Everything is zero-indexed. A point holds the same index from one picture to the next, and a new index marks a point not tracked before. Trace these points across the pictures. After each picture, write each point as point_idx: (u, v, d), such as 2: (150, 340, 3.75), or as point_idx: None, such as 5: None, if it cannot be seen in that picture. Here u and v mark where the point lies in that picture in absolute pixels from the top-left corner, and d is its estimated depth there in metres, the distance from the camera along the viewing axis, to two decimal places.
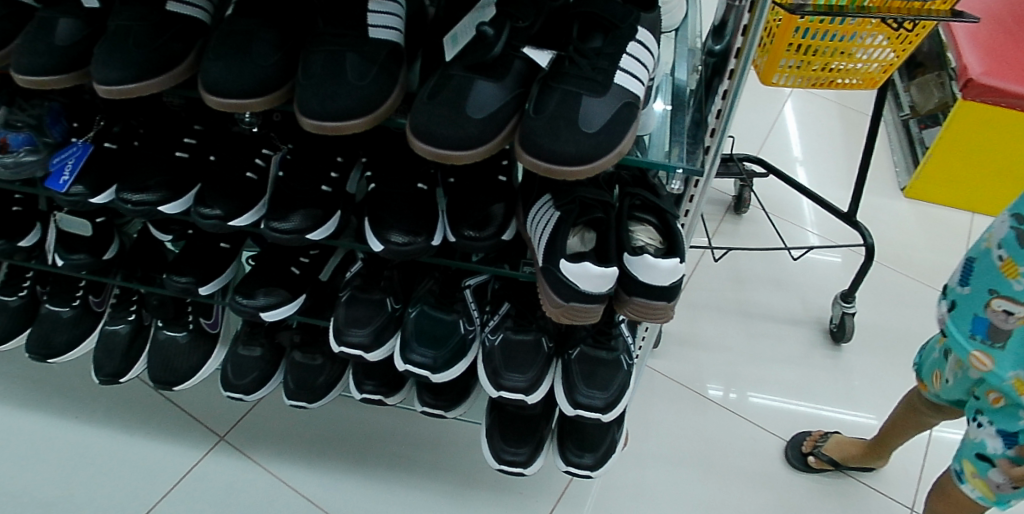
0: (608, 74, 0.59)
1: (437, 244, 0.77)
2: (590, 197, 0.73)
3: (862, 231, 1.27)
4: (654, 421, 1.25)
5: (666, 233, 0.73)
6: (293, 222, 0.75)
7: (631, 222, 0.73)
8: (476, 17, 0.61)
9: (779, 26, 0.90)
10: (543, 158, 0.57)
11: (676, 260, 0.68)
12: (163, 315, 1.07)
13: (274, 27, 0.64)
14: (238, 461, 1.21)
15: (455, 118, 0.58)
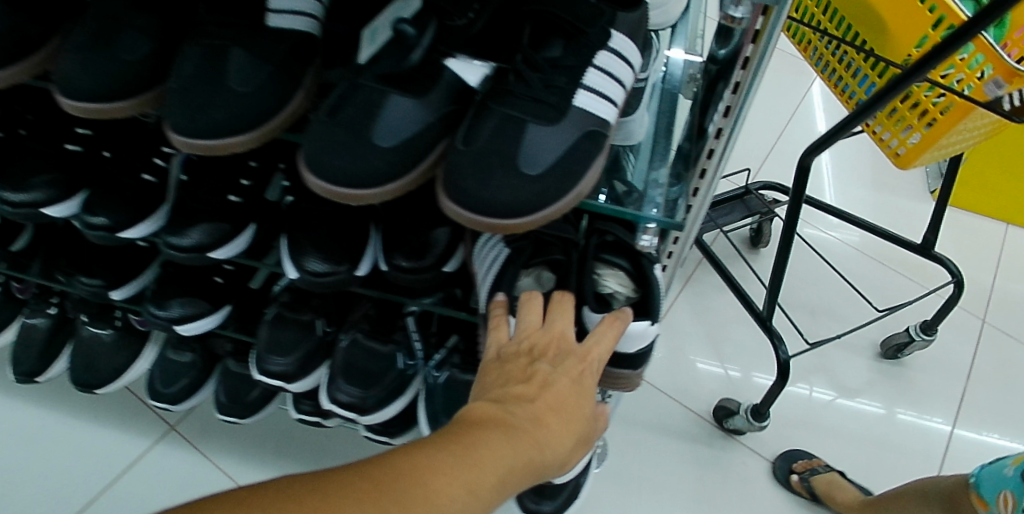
0: (566, 98, 0.46)
1: (365, 272, 0.64)
2: (546, 235, 0.61)
3: (947, 263, 1.12)
4: (638, 442, 1.09)
5: (640, 279, 0.59)
6: (193, 237, 0.62)
7: (597, 264, 0.60)
8: (397, 10, 0.46)
9: (942, 111, 0.77)
10: (469, 207, 0.43)
11: (648, 323, 0.57)
12: (86, 310, 0.95)
13: (150, 11, 0.51)
14: (181, 458, 1.07)
15: (355, 146, 0.44)
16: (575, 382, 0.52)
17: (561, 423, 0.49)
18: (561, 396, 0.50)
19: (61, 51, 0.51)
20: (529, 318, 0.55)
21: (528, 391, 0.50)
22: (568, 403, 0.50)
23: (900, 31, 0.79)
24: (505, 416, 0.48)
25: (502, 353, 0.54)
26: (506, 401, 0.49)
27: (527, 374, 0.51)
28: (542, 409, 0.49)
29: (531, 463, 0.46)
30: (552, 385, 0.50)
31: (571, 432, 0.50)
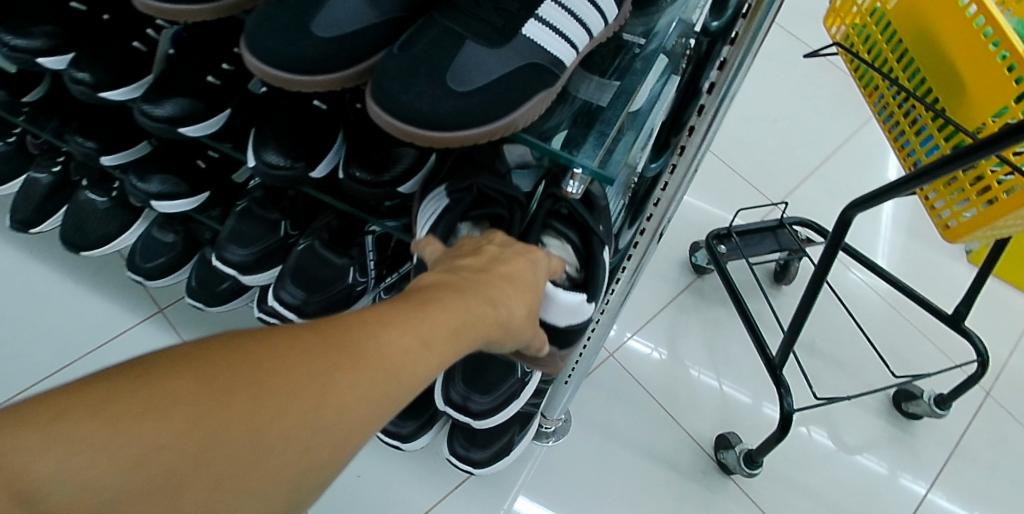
0: (515, 21, 0.46)
1: (321, 175, 0.65)
2: (493, 189, 0.59)
3: (973, 339, 1.07)
4: (602, 433, 1.09)
5: (584, 258, 0.61)
6: (166, 109, 0.64)
7: (545, 232, 0.60)
8: None
9: (1005, 196, 0.79)
10: (387, 109, 0.44)
11: (582, 299, 0.57)
12: (87, 175, 0.98)
13: None
14: (158, 341, 1.10)
15: (294, 30, 0.45)
16: (530, 262, 0.52)
17: (515, 289, 0.49)
18: (514, 269, 0.50)
19: None
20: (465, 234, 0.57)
21: (476, 262, 0.50)
22: (520, 274, 0.50)
23: (977, 96, 0.78)
24: (457, 281, 0.47)
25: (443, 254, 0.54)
26: (460, 269, 0.49)
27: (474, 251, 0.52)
28: (495, 279, 0.48)
29: (486, 318, 0.46)
30: (504, 257, 0.51)
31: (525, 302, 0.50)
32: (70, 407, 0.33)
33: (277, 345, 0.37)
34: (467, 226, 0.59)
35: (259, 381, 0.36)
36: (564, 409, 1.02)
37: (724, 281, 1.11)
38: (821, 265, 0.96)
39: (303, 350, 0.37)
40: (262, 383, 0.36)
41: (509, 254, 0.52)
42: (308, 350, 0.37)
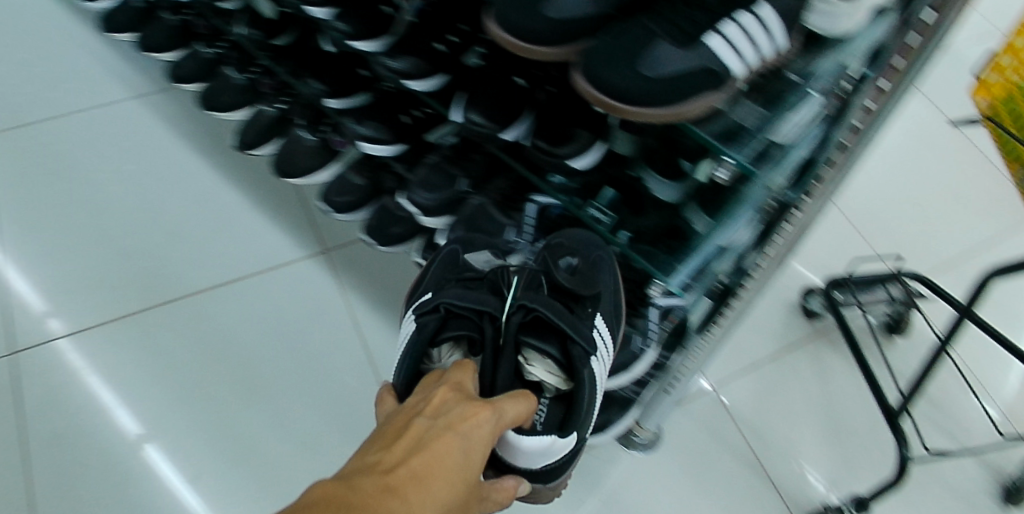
0: (700, 31, 0.61)
1: (509, 139, 0.79)
2: (463, 308, 0.73)
3: None
4: (685, 451, 1.16)
5: (563, 366, 0.73)
6: (401, 63, 0.81)
7: (525, 349, 0.74)
8: None
9: None
10: (589, 82, 0.61)
11: (545, 439, 0.70)
12: (304, 115, 1.15)
13: None
14: (320, 277, 1.28)
15: (533, 9, 0.61)
16: (460, 438, 0.59)
17: (421, 493, 0.54)
18: (439, 452, 0.57)
19: None
20: (408, 400, 0.65)
21: (391, 458, 0.56)
22: (432, 468, 0.56)
23: None
24: (364, 490, 0.53)
25: (379, 427, 0.63)
26: (380, 467, 0.55)
27: (400, 437, 0.58)
28: (405, 480, 0.54)
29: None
30: (423, 444, 0.57)
31: (435, 496, 0.55)
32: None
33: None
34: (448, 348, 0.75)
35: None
36: (657, 422, 1.10)
37: (842, 328, 1.16)
38: (952, 330, 0.97)
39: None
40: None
41: (430, 441, 0.57)
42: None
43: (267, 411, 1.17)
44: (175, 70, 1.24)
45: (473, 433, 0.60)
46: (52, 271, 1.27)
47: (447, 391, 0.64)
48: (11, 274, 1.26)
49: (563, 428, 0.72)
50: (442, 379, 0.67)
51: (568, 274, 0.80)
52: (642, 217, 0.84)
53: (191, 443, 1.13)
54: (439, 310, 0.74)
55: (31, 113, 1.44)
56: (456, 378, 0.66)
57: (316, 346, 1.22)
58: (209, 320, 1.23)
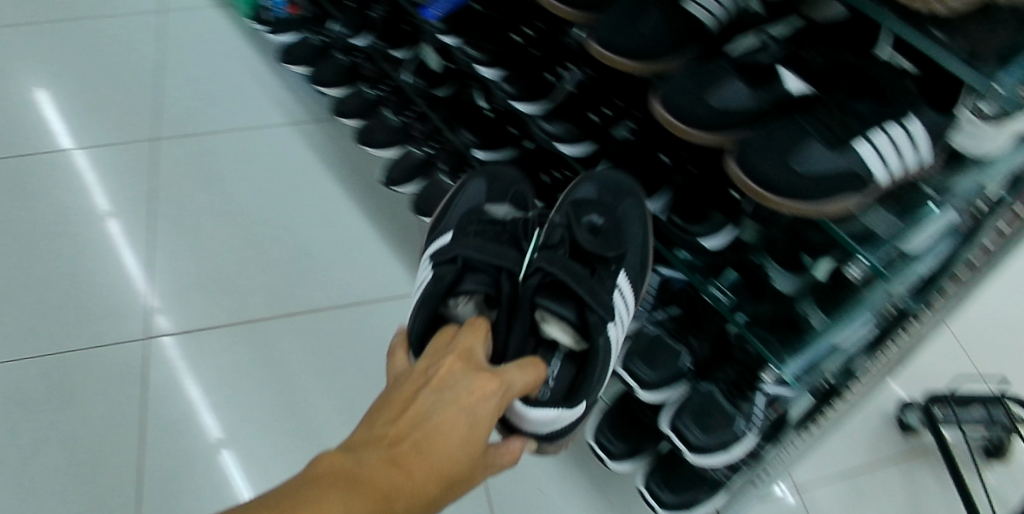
0: (851, 136, 0.64)
1: (647, 210, 0.85)
2: (479, 262, 0.80)
3: None
4: None
5: (578, 329, 0.77)
6: (555, 127, 0.89)
7: (542, 311, 0.77)
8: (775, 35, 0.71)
9: None
10: (739, 167, 0.67)
11: (551, 414, 0.72)
12: (449, 162, 1.23)
13: None
14: None
15: (696, 96, 0.69)
16: (465, 411, 0.62)
17: (422, 466, 0.58)
18: (441, 422, 0.60)
19: None
20: (419, 362, 0.67)
21: (395, 433, 0.60)
22: (433, 450, 0.59)
23: None
24: (363, 462, 0.57)
25: (387, 391, 0.65)
26: (385, 438, 0.59)
27: (406, 412, 0.61)
28: (405, 450, 0.58)
29: (386, 497, 0.55)
30: (426, 419, 0.60)
31: (436, 473, 0.58)
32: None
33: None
34: (465, 299, 0.79)
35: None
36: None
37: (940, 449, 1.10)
38: None
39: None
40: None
41: (434, 421, 0.60)
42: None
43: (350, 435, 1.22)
44: (339, 104, 1.37)
45: (478, 408, 0.62)
46: (194, 271, 1.40)
47: (456, 360, 0.66)
48: (159, 268, 1.40)
49: (573, 398, 0.75)
50: (454, 344, 0.69)
51: (591, 233, 0.82)
52: (760, 303, 0.85)
53: (267, 454, 1.20)
54: (456, 262, 0.80)
55: (204, 126, 1.61)
56: (466, 345, 0.68)
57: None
58: (322, 336, 1.33)
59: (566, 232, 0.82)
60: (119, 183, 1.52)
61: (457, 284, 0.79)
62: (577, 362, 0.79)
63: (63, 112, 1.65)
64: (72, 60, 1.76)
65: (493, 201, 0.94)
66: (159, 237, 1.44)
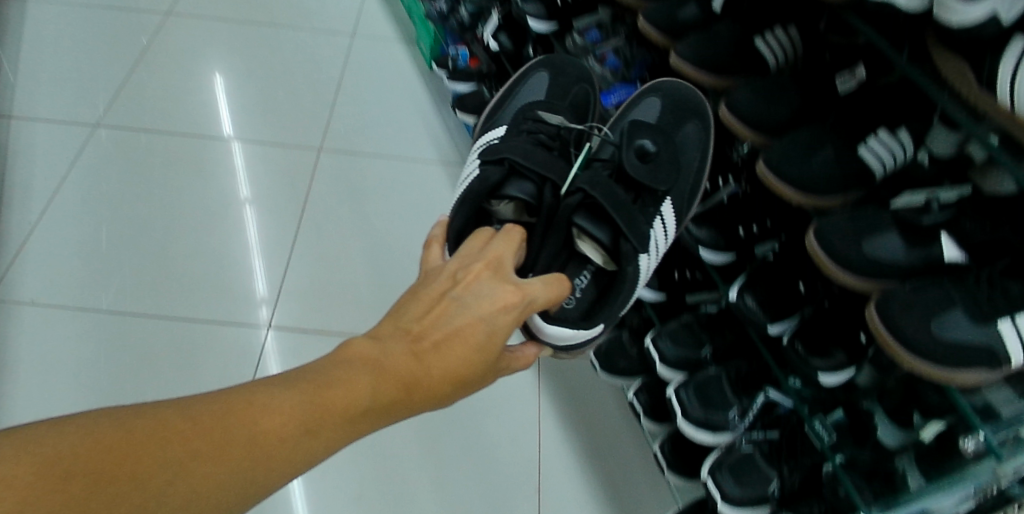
0: (996, 313, 0.66)
1: (772, 332, 0.87)
2: (526, 169, 0.81)
3: None
4: None
5: (610, 250, 0.81)
6: (700, 232, 0.95)
7: (577, 225, 0.80)
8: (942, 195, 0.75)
9: None
10: (877, 316, 0.69)
11: (574, 332, 0.79)
12: None
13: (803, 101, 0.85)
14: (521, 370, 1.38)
15: (852, 242, 0.72)
16: (486, 321, 0.67)
17: (441, 367, 0.65)
18: (461, 327, 0.66)
19: (742, 89, 0.87)
20: (450, 261, 0.71)
21: (420, 329, 0.66)
22: (451, 353, 0.65)
23: None
24: (387, 355, 0.64)
25: (417, 282, 0.71)
26: (409, 335, 0.66)
27: (431, 312, 0.67)
28: (427, 348, 0.65)
29: (408, 387, 0.64)
30: (446, 322, 0.66)
31: (453, 372, 0.65)
32: (92, 446, 0.52)
33: (241, 425, 0.57)
34: (507, 202, 0.81)
35: (225, 461, 0.55)
36: None
37: None
38: None
39: (265, 441, 0.57)
40: (221, 467, 0.55)
41: (455, 326, 0.66)
42: (264, 441, 0.57)
43: (416, 465, 1.26)
44: None
45: (497, 319, 0.68)
46: (321, 278, 1.49)
47: (485, 267, 0.70)
48: (290, 265, 1.50)
49: (593, 318, 0.82)
50: (487, 249, 0.72)
51: (639, 160, 0.84)
52: (860, 448, 0.87)
53: (333, 462, 1.25)
54: (503, 165, 0.82)
55: (366, 147, 1.74)
56: (499, 251, 0.72)
57: (492, 435, 1.30)
58: None
59: (615, 159, 0.85)
60: (275, 180, 1.64)
61: (501, 186, 0.81)
62: (604, 280, 0.85)
63: (244, 103, 1.80)
64: (263, 59, 1.92)
65: (551, 98, 1.01)
66: (297, 237, 1.55)
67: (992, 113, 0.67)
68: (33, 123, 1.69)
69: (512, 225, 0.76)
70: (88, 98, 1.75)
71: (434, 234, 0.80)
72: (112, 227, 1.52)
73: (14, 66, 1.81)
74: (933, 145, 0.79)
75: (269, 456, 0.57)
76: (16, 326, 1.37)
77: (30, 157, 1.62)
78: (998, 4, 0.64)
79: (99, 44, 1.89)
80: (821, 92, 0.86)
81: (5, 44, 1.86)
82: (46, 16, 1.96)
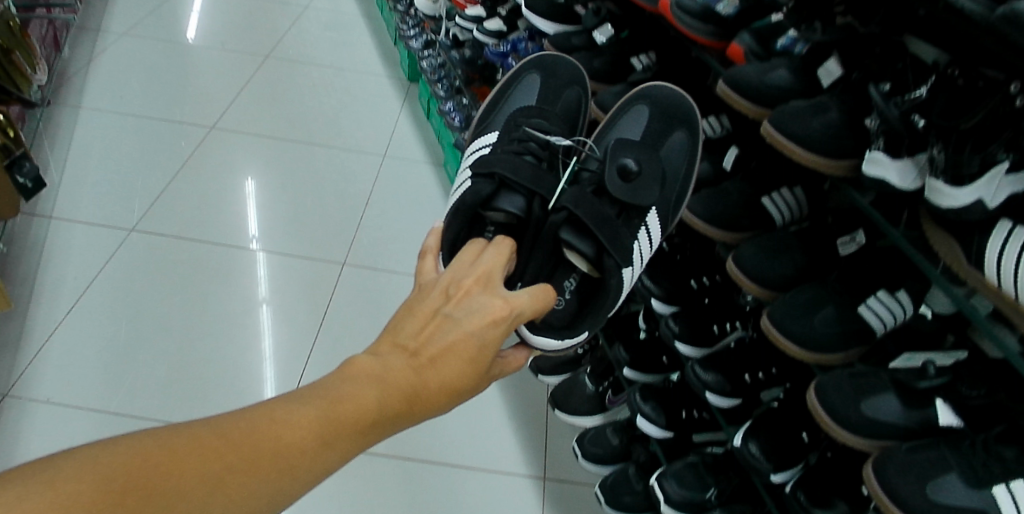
0: (993, 477, 0.68)
1: (776, 480, 0.89)
2: (516, 184, 0.82)
3: None
4: None
5: (595, 262, 0.83)
6: (707, 376, 0.97)
7: (562, 236, 0.81)
8: (940, 357, 0.80)
9: None
10: (878, 476, 0.72)
11: (560, 340, 0.81)
12: (594, 368, 1.31)
13: (806, 259, 0.91)
14: (526, 495, 1.37)
15: (852, 403, 0.77)
16: (479, 336, 0.66)
17: (436, 381, 0.63)
18: (454, 341, 0.65)
19: (748, 243, 0.94)
20: (443, 275, 0.70)
21: (416, 344, 0.65)
22: (447, 367, 0.64)
23: None
24: (382, 370, 0.62)
25: (409, 297, 0.69)
26: (402, 348, 0.64)
27: (426, 328, 0.65)
28: (421, 362, 0.64)
29: (408, 399, 0.62)
30: (440, 337, 0.65)
31: (449, 385, 0.64)
32: (138, 455, 0.52)
33: (264, 438, 0.56)
34: (496, 212, 0.82)
35: (252, 472, 0.55)
36: None
37: None
38: None
39: (287, 451, 0.56)
40: (248, 478, 0.55)
41: (449, 341, 0.65)
42: (285, 452, 0.56)
43: None
44: None
45: (487, 334, 0.66)
46: None
47: (475, 283, 0.69)
48: (304, 374, 1.53)
49: (577, 327, 0.85)
50: (477, 263, 0.71)
51: (621, 180, 0.87)
52: None
53: None
54: (494, 179, 0.83)
55: (389, 265, 1.82)
56: (489, 265, 0.72)
57: None
58: (423, 478, 1.36)
59: (598, 175, 0.88)
60: (298, 293, 1.70)
61: (493, 199, 0.82)
62: (589, 287, 0.87)
63: (275, 217, 1.89)
64: (297, 176, 2.03)
65: (543, 104, 1.07)
66: (314, 346, 1.59)
67: (981, 287, 0.72)
68: (71, 223, 1.77)
69: (502, 238, 0.76)
70: (127, 202, 1.85)
71: (428, 244, 0.78)
72: (134, 330, 1.57)
73: (62, 169, 1.92)
74: (932, 303, 0.83)
75: (291, 465, 0.56)
76: (27, 420, 1.39)
77: (65, 255, 1.69)
78: (982, 191, 0.71)
79: (145, 154, 2.02)
80: (825, 251, 0.92)
81: (57, 149, 1.98)
82: (99, 125, 2.09)
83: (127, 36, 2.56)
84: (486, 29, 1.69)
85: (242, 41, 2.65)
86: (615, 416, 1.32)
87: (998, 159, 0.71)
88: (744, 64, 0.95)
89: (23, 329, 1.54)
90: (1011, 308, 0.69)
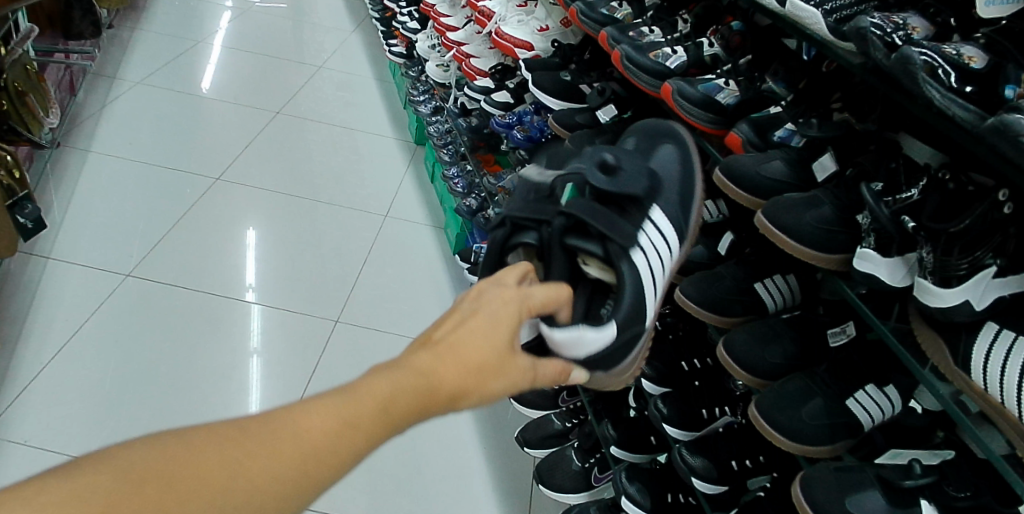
0: None
1: None
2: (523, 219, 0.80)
3: None
4: None
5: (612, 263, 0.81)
6: (695, 461, 0.96)
7: (574, 242, 0.80)
8: (924, 455, 0.81)
9: None
10: None
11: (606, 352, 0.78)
12: (581, 443, 1.31)
13: (796, 348, 0.92)
14: None
15: (837, 499, 0.76)
16: (494, 318, 0.64)
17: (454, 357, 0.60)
18: (467, 327, 0.63)
19: (738, 330, 0.94)
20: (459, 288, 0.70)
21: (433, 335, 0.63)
22: (462, 345, 0.61)
23: None
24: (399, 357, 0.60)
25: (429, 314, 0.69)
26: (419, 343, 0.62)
27: (440, 320, 0.64)
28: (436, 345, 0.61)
29: (427, 376, 0.59)
30: (455, 324, 0.63)
31: (468, 359, 0.61)
32: (159, 455, 0.50)
33: (284, 425, 0.53)
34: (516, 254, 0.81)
35: (273, 457, 0.52)
36: None
37: None
38: None
39: (307, 435, 0.53)
40: (271, 464, 0.52)
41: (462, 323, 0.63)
42: (305, 437, 0.53)
43: None
44: None
45: (500, 314, 0.65)
46: None
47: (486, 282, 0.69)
48: None
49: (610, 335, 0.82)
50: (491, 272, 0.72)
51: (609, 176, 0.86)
52: None
53: None
54: (505, 224, 0.82)
55: (382, 324, 1.81)
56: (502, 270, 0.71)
57: None
58: None
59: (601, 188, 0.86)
60: (288, 347, 1.70)
61: (510, 240, 0.81)
62: None
63: (272, 270, 1.90)
64: (297, 231, 2.05)
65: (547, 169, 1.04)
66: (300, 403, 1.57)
67: (967, 389, 0.72)
68: (70, 266, 1.78)
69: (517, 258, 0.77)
70: (127, 248, 1.86)
71: None
72: (119, 376, 1.55)
73: (65, 212, 1.94)
74: (922, 399, 0.87)
75: (314, 450, 0.53)
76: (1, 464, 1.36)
77: (59, 297, 1.69)
78: (970, 293, 0.72)
79: (149, 200, 2.04)
80: (814, 341, 0.93)
81: (61, 190, 2.00)
82: (106, 169, 2.12)
83: (141, 84, 2.62)
84: (495, 101, 1.75)
85: (254, 96, 2.72)
86: (600, 494, 1.31)
87: (986, 264, 0.72)
88: (741, 154, 0.98)
89: (8, 368, 1.52)
90: (996, 411, 0.70)
